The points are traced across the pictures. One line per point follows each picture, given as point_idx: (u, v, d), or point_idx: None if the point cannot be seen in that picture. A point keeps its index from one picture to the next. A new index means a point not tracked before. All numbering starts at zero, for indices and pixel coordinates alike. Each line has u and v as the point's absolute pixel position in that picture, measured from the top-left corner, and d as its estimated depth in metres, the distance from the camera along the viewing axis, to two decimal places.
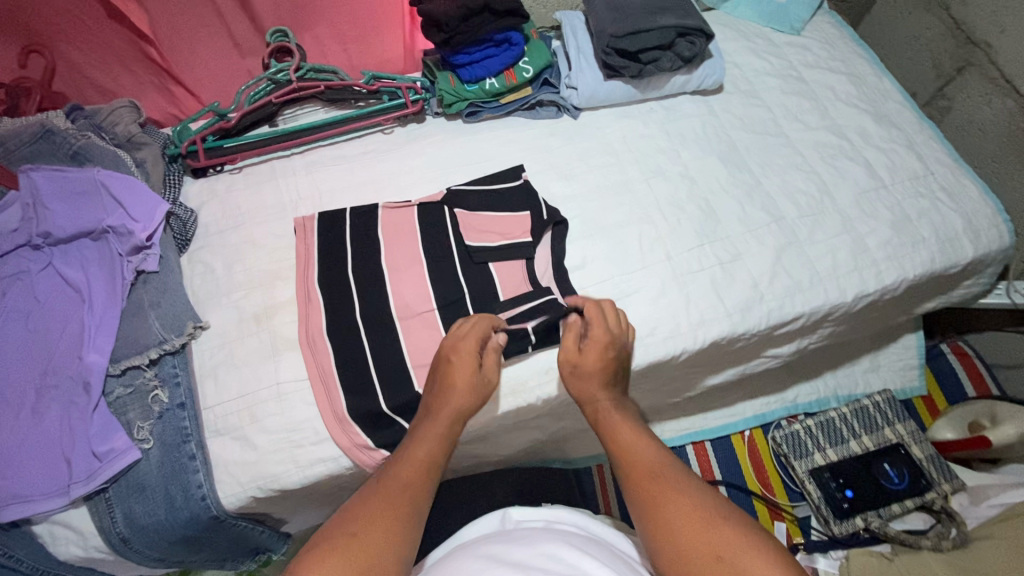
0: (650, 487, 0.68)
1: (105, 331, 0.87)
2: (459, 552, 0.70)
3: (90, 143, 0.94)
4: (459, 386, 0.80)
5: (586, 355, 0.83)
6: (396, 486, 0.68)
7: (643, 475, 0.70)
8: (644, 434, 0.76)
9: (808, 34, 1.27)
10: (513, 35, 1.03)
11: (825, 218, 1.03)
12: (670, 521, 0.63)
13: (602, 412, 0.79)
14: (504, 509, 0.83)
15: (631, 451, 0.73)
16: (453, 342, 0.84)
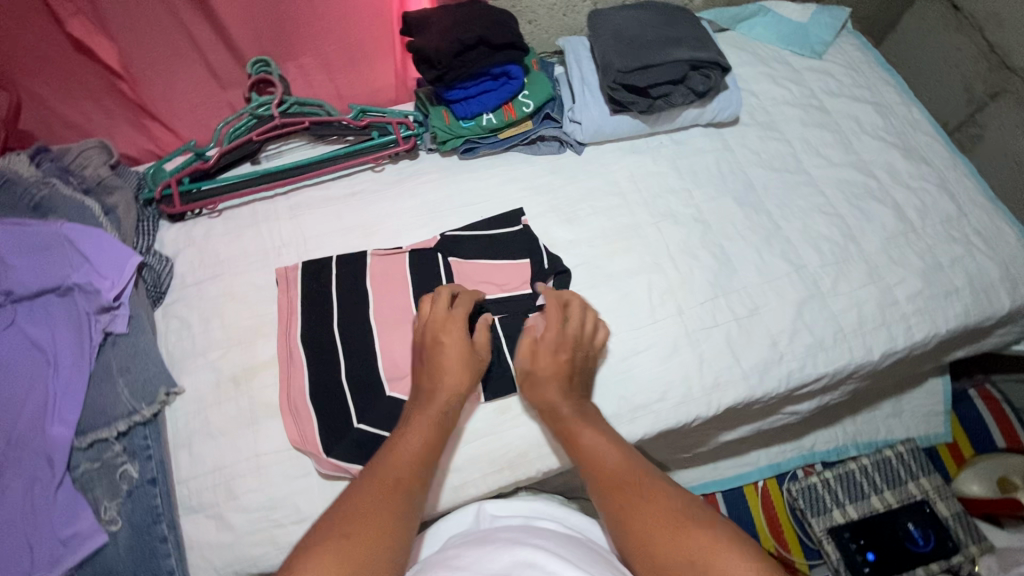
0: (624, 492, 0.69)
1: (71, 400, 0.81)
2: (437, 557, 0.67)
3: (53, 193, 0.88)
4: (456, 378, 0.79)
5: (540, 365, 0.80)
6: (383, 496, 0.68)
7: (617, 477, 0.71)
8: (612, 435, 0.76)
9: (830, 57, 1.18)
10: (513, 68, 0.95)
11: (849, 267, 0.95)
12: (647, 524, 0.65)
13: (564, 420, 0.77)
14: (477, 503, 0.82)
15: (601, 455, 0.73)
16: (440, 323, 0.81)
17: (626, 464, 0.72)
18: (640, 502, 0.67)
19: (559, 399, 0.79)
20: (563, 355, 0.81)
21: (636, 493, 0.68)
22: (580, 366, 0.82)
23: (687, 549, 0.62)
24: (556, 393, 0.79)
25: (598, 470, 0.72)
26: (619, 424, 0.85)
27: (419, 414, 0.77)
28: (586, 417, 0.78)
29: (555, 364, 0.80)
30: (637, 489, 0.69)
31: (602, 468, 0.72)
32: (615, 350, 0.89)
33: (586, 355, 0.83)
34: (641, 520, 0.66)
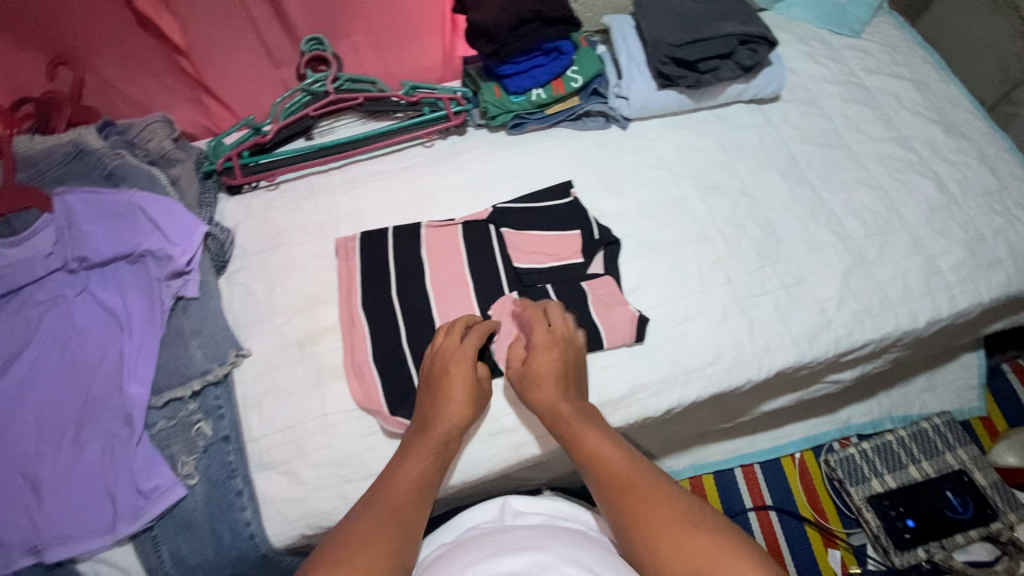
0: (627, 495, 0.71)
1: (145, 361, 0.84)
2: (459, 552, 0.77)
3: (124, 163, 0.90)
4: (455, 405, 0.79)
5: (536, 369, 0.81)
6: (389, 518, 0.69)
7: (619, 483, 0.73)
8: (613, 439, 0.78)
9: (867, 35, 1.20)
10: (563, 44, 0.98)
11: (893, 238, 0.97)
12: (650, 525, 0.67)
13: (565, 422, 0.78)
14: (504, 499, 0.91)
15: (603, 459, 0.75)
16: (451, 348, 0.82)
17: (628, 468, 0.74)
18: (642, 506, 0.69)
19: (559, 400, 0.79)
20: (557, 357, 0.82)
21: (640, 496, 0.70)
22: (575, 364, 0.83)
23: (689, 551, 0.63)
24: (554, 395, 0.80)
25: (603, 478, 0.74)
26: (672, 386, 0.87)
27: (425, 432, 0.78)
28: (588, 419, 0.79)
29: (552, 366, 0.81)
30: (638, 494, 0.70)
31: (605, 474, 0.74)
32: (667, 317, 0.91)
33: (578, 352, 0.84)
34: (644, 524, 0.67)
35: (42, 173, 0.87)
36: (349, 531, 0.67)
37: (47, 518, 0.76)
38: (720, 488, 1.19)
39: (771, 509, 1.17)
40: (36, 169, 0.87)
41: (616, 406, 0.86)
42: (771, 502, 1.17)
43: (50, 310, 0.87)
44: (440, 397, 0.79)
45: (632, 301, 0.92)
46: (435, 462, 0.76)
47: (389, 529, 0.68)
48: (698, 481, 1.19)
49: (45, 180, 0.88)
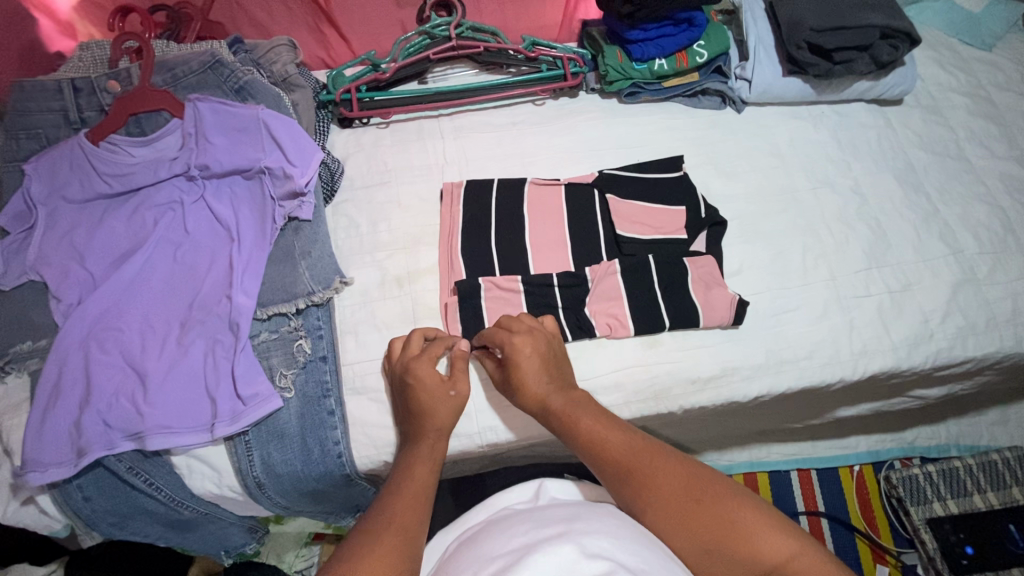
0: (633, 480, 0.65)
1: (253, 273, 0.86)
2: (489, 535, 0.66)
3: (255, 80, 0.92)
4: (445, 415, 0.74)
5: (524, 369, 0.75)
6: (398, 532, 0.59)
7: (619, 466, 0.66)
8: (606, 417, 0.71)
9: (1000, 50, 1.15)
10: (697, 15, 0.96)
11: (1007, 258, 0.94)
12: (661, 510, 0.62)
13: (560, 417, 0.72)
14: (538, 482, 0.78)
15: (605, 442, 0.68)
16: (418, 366, 0.76)
17: (628, 444, 0.67)
18: (649, 489, 0.64)
19: (548, 395, 0.74)
20: (539, 358, 0.76)
21: (645, 481, 0.64)
22: (555, 356, 0.79)
23: (708, 533, 0.59)
24: (541, 390, 0.74)
25: (604, 464, 0.67)
26: (764, 373, 0.86)
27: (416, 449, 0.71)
28: (578, 404, 0.73)
29: (536, 369, 0.76)
30: (641, 478, 0.64)
31: (604, 459, 0.67)
32: (766, 305, 0.90)
33: (552, 341, 0.80)
34: (657, 510, 0.63)
35: (177, 78, 0.89)
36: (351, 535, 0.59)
37: (149, 411, 0.78)
38: (774, 488, 1.18)
39: (823, 516, 1.16)
40: (172, 74, 0.89)
41: (704, 384, 0.86)
42: (823, 508, 1.17)
43: (166, 213, 0.90)
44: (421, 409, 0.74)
45: (732, 285, 0.91)
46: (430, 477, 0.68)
47: (396, 533, 0.59)
48: (752, 478, 1.18)
49: (178, 86, 0.90)
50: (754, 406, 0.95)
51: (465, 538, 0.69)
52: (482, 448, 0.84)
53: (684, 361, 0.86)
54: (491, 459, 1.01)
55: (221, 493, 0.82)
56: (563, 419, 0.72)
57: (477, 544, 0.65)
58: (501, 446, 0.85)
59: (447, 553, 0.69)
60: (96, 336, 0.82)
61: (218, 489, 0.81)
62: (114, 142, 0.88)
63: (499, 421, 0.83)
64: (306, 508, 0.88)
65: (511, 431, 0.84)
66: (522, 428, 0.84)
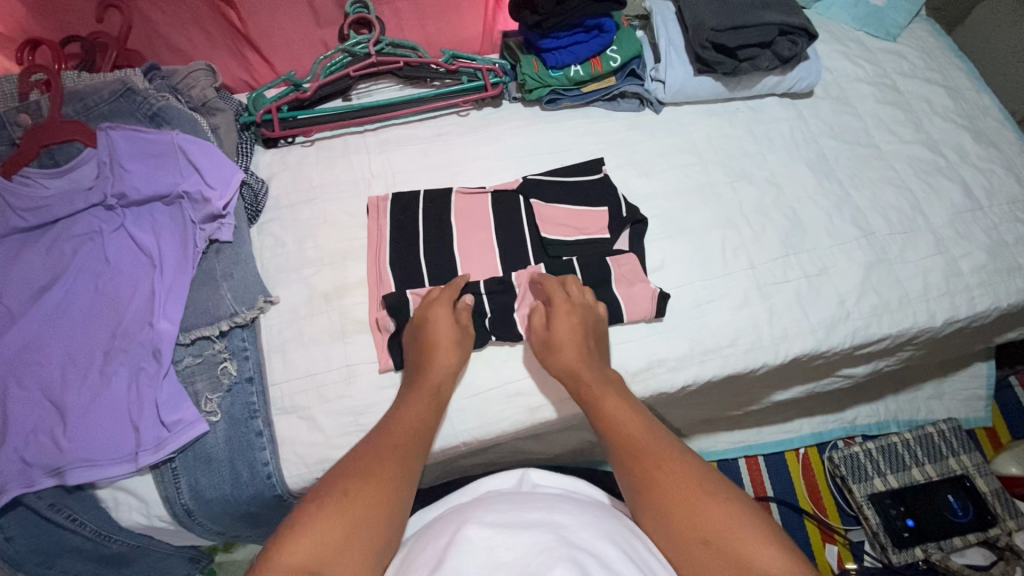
0: (642, 457, 0.69)
1: (175, 298, 0.85)
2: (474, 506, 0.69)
3: (170, 105, 0.92)
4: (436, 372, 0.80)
5: (555, 328, 0.82)
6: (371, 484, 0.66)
7: (633, 445, 0.71)
8: (630, 402, 0.76)
9: (903, 40, 1.20)
10: (605, 22, 0.99)
11: (916, 237, 0.98)
12: (660, 492, 0.65)
13: (585, 387, 0.77)
14: (524, 470, 0.80)
15: (621, 422, 0.73)
16: (433, 315, 0.83)
17: (642, 430, 0.72)
18: (652, 471, 0.67)
19: (578, 363, 0.79)
20: (570, 325, 0.82)
21: (653, 465, 0.68)
22: (593, 330, 0.84)
23: (701, 525, 0.62)
24: (572, 354, 0.80)
25: (617, 443, 0.72)
26: (689, 364, 0.88)
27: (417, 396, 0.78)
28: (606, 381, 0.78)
29: (569, 333, 0.81)
30: (653, 459, 0.68)
31: (619, 437, 0.72)
32: (688, 297, 0.92)
33: (597, 321, 0.85)
34: (658, 489, 0.66)
35: (89, 108, 0.89)
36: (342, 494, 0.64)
37: (69, 445, 0.76)
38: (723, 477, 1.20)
39: (773, 501, 1.18)
40: (82, 104, 0.88)
41: (632, 377, 0.87)
42: (772, 493, 1.19)
43: (85, 243, 0.88)
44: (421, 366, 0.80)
45: (655, 280, 0.93)
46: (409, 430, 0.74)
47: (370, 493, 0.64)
48: None
49: (91, 116, 0.90)
50: (688, 397, 0.96)
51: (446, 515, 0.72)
52: None
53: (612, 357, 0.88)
54: (435, 470, 1.01)
55: (150, 523, 0.80)
56: (587, 392, 0.77)
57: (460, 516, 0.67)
58: (435, 454, 0.85)
59: (427, 526, 0.72)
60: (14, 372, 0.80)
61: (147, 520, 0.80)
62: (26, 174, 0.87)
63: None
64: (243, 531, 0.87)
65: (443, 438, 0.84)
66: (454, 435, 0.84)
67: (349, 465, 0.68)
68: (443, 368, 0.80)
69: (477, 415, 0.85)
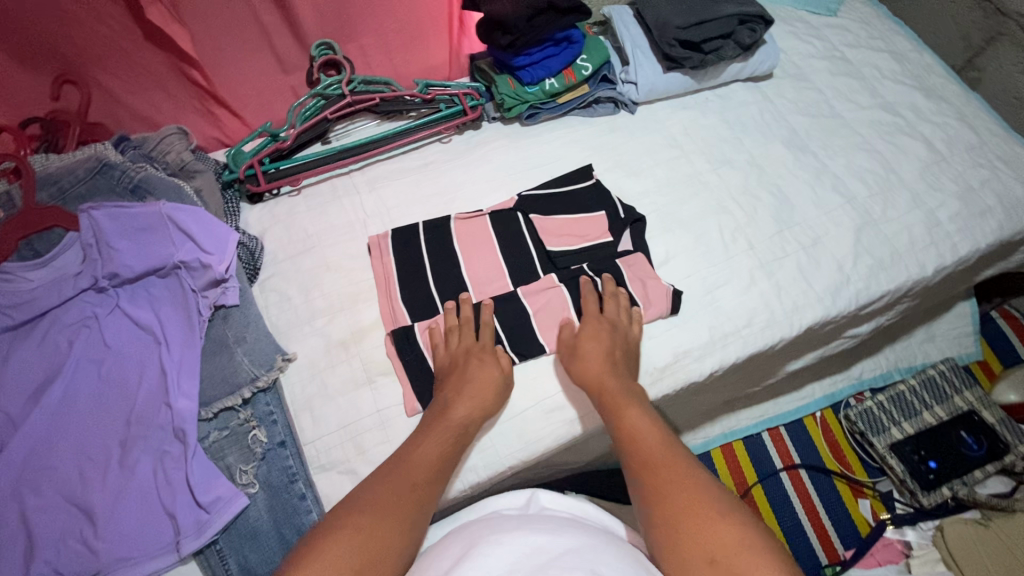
0: (658, 473, 0.71)
1: (188, 372, 0.82)
2: (480, 528, 0.72)
3: (150, 175, 0.88)
4: (478, 385, 0.81)
5: (582, 349, 0.84)
6: (391, 509, 0.68)
7: (649, 461, 0.73)
8: (652, 417, 0.78)
9: (843, 14, 1.28)
10: (573, 34, 1.02)
11: (894, 195, 1.04)
12: (670, 507, 0.67)
13: (613, 399, 0.79)
14: (532, 491, 0.83)
15: (639, 437, 0.75)
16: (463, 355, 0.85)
17: (660, 447, 0.74)
18: (667, 485, 0.69)
19: (602, 373, 0.81)
20: (602, 337, 0.84)
21: (665, 482, 0.69)
22: (624, 347, 0.85)
23: (708, 543, 0.62)
24: (601, 369, 0.82)
25: (637, 455, 0.74)
26: (713, 350, 0.90)
27: (446, 423, 0.78)
28: (634, 398, 0.80)
29: (597, 344, 0.84)
30: (668, 475, 0.70)
31: (637, 450, 0.74)
32: (698, 285, 0.95)
33: (627, 340, 0.86)
34: (669, 504, 0.67)
35: (64, 190, 0.85)
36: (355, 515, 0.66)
37: (104, 545, 0.72)
38: (751, 454, 1.22)
39: (801, 468, 1.21)
40: (58, 187, 0.85)
41: (661, 373, 0.89)
42: (799, 461, 1.22)
43: (80, 331, 0.84)
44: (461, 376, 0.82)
45: (663, 274, 0.96)
46: (444, 463, 0.75)
47: (373, 527, 0.65)
48: (729, 449, 1.22)
49: (68, 198, 0.85)
50: (713, 382, 0.98)
51: (445, 539, 0.73)
52: (465, 491, 0.83)
53: (637, 357, 0.89)
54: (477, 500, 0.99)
55: None
56: (608, 402, 0.79)
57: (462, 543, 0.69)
58: (483, 485, 0.84)
59: (427, 550, 0.74)
60: (28, 482, 0.74)
61: None
62: (6, 269, 0.82)
63: (474, 460, 0.83)
64: None
65: (491, 466, 0.83)
66: (500, 461, 0.83)
67: (364, 500, 0.69)
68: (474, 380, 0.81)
69: (519, 438, 0.84)
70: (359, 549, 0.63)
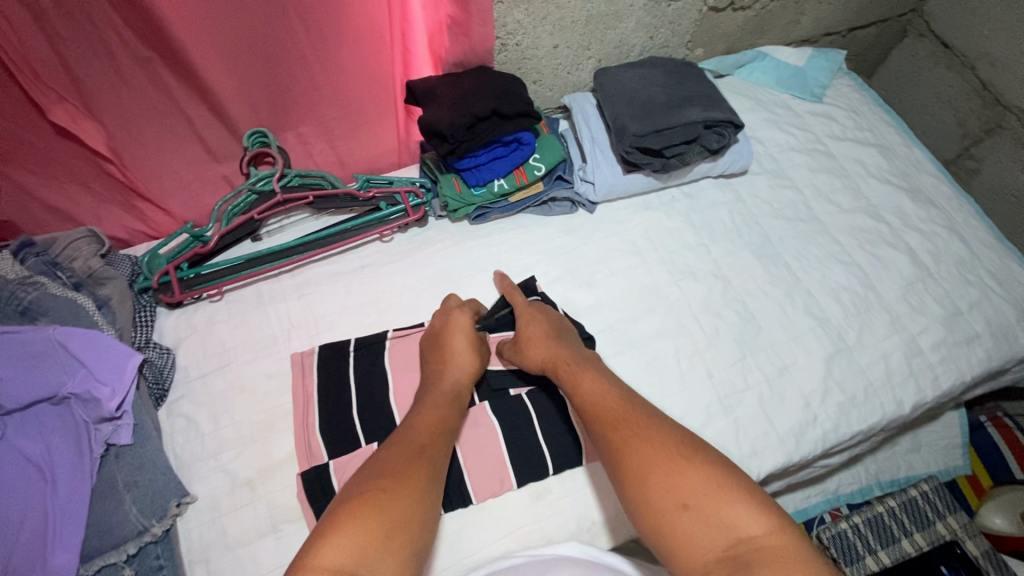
0: (619, 428, 0.69)
1: (72, 523, 0.72)
2: None
3: (43, 294, 0.82)
4: (456, 361, 0.82)
5: (523, 329, 0.85)
6: (397, 471, 0.65)
7: (608, 419, 0.71)
8: (603, 377, 0.77)
9: (829, 99, 1.18)
10: (524, 135, 0.93)
11: (872, 318, 0.95)
12: (636, 459, 0.65)
13: (560, 367, 0.79)
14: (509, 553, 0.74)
15: (596, 398, 0.74)
16: (444, 329, 0.85)
17: (616, 405, 0.72)
18: (631, 439, 0.67)
19: (546, 345, 0.81)
20: (538, 317, 0.85)
21: (629, 435, 0.68)
22: (561, 323, 0.86)
23: (682, 489, 0.61)
24: (542, 343, 0.82)
25: (593, 416, 0.72)
26: None
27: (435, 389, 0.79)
28: (582, 363, 0.79)
29: (538, 322, 0.84)
30: (628, 429, 0.68)
31: (597, 411, 0.72)
32: None
33: (559, 317, 0.87)
34: (634, 456, 0.66)
35: None
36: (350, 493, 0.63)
37: None
38: None
39: None
40: None
41: (599, 528, 0.80)
42: None
43: None
44: (435, 363, 0.82)
45: None
46: (439, 423, 0.74)
47: (379, 491, 0.62)
48: None
49: None
50: None
51: None
52: None
53: (574, 509, 0.81)
54: None
55: None
56: (560, 370, 0.78)
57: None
58: None
59: None
60: None
61: None
62: None
63: None
64: None
65: None
66: None
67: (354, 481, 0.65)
68: (450, 359, 0.82)
69: None
70: (365, 514, 0.59)
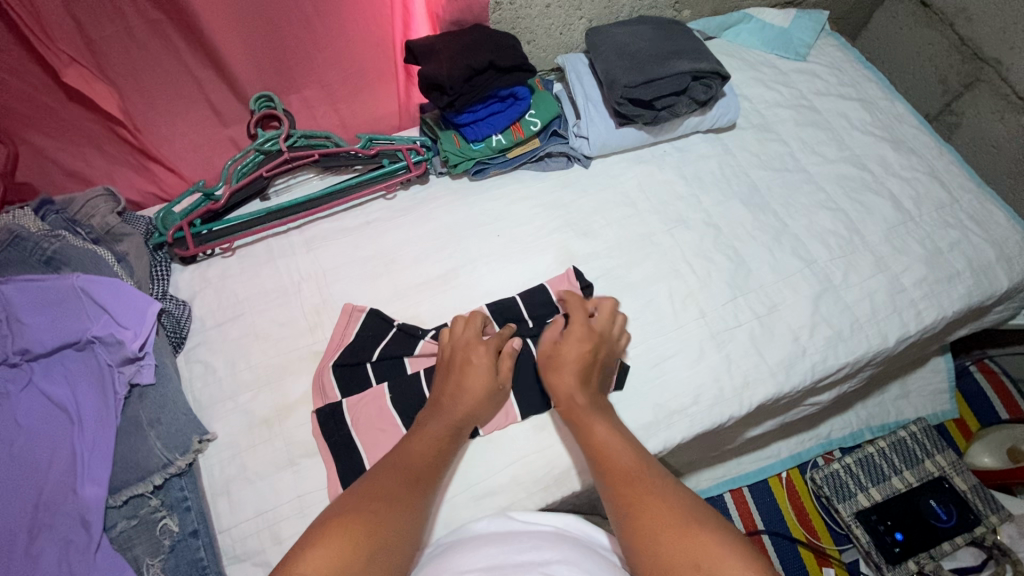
0: (629, 485, 0.68)
1: (100, 457, 0.76)
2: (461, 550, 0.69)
3: (65, 246, 0.85)
4: (478, 382, 0.80)
5: (558, 356, 0.81)
6: (389, 496, 0.67)
7: (619, 473, 0.70)
8: (621, 431, 0.76)
9: (813, 58, 1.23)
10: (519, 90, 0.98)
11: (857, 259, 0.99)
12: (645, 518, 0.64)
13: (576, 412, 0.77)
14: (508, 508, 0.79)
15: (608, 448, 0.73)
16: (470, 344, 0.83)
17: (629, 458, 0.72)
18: (643, 498, 0.67)
19: (575, 387, 0.78)
20: (580, 348, 0.81)
21: (639, 491, 0.67)
22: (603, 361, 0.82)
23: (689, 551, 0.60)
24: (571, 382, 0.79)
25: (605, 469, 0.71)
26: (657, 431, 0.85)
27: (445, 415, 0.78)
28: (600, 411, 0.78)
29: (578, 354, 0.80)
30: (639, 486, 0.68)
31: (609, 462, 0.72)
32: (645, 356, 0.90)
33: (608, 353, 0.83)
34: (644, 515, 0.65)
35: None
36: (341, 512, 0.65)
37: None
38: None
39: (764, 534, 1.17)
40: None
41: None
42: (762, 526, 1.18)
43: None
44: (460, 377, 0.80)
45: None
46: (441, 452, 0.76)
47: (368, 516, 0.64)
48: None
49: None
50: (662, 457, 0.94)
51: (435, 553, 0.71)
52: None
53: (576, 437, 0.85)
54: None
55: None
56: (577, 416, 0.77)
57: (447, 560, 0.68)
58: None
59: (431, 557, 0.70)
60: None
61: None
62: None
63: None
64: None
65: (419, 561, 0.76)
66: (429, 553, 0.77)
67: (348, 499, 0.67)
68: (476, 376, 0.80)
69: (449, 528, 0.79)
70: (348, 537, 0.61)
